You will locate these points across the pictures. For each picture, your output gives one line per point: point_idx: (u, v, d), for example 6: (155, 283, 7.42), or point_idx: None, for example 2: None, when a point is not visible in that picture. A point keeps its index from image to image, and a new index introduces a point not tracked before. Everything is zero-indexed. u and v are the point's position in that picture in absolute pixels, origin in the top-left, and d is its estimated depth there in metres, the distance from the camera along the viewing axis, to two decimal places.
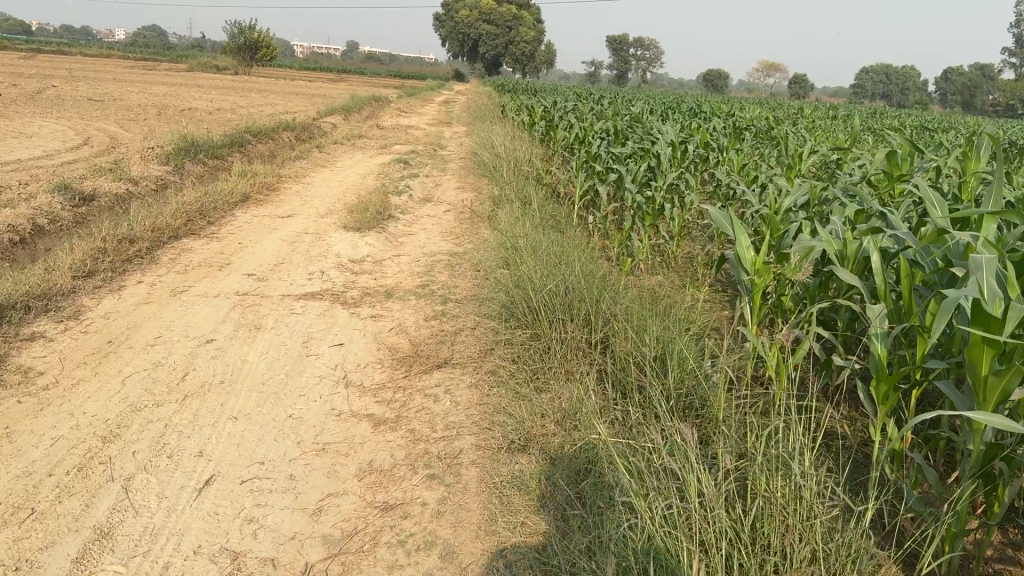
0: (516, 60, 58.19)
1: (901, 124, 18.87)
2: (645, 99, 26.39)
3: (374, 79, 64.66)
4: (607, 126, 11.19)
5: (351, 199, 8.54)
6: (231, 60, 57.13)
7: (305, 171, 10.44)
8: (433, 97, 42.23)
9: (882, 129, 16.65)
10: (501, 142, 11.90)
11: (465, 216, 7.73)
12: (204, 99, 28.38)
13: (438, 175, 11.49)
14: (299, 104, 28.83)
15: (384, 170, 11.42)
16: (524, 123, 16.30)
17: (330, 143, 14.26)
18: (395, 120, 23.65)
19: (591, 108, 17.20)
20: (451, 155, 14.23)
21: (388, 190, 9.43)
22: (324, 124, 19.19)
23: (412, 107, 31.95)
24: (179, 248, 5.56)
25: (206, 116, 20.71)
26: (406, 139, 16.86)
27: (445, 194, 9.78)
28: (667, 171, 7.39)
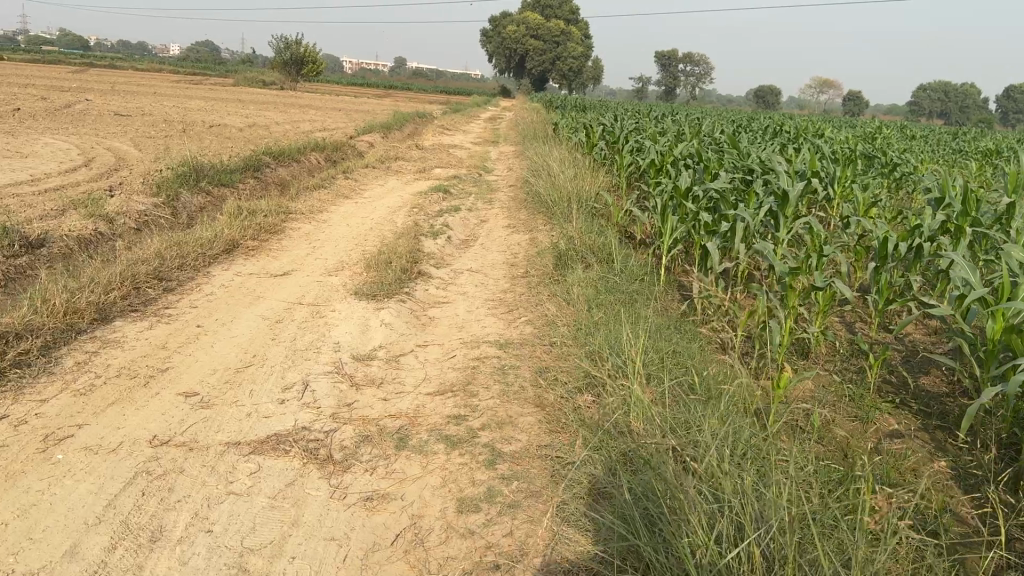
0: (564, 77, 56.62)
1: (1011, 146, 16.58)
2: (706, 117, 24.48)
3: (419, 95, 63.61)
4: (689, 150, 9.27)
5: (373, 246, 6.72)
6: (277, 74, 56.40)
7: (324, 204, 8.69)
8: (479, 114, 40.83)
9: (994, 155, 14.45)
10: (559, 168, 9.98)
11: (520, 276, 5.85)
12: (240, 114, 27.18)
13: (483, 208, 9.62)
14: (338, 120, 27.37)
15: (420, 202, 9.61)
16: (581, 144, 14.43)
17: (360, 166, 12.54)
18: (437, 139, 22.00)
19: (656, 128, 15.28)
20: (499, 181, 12.37)
21: (422, 232, 7.59)
22: (360, 143, 17.56)
23: (456, 124, 30.41)
24: (99, 343, 3.75)
25: (235, 133, 19.25)
26: (449, 161, 15.05)
27: (493, 237, 7.91)
28: (794, 219, 5.43)
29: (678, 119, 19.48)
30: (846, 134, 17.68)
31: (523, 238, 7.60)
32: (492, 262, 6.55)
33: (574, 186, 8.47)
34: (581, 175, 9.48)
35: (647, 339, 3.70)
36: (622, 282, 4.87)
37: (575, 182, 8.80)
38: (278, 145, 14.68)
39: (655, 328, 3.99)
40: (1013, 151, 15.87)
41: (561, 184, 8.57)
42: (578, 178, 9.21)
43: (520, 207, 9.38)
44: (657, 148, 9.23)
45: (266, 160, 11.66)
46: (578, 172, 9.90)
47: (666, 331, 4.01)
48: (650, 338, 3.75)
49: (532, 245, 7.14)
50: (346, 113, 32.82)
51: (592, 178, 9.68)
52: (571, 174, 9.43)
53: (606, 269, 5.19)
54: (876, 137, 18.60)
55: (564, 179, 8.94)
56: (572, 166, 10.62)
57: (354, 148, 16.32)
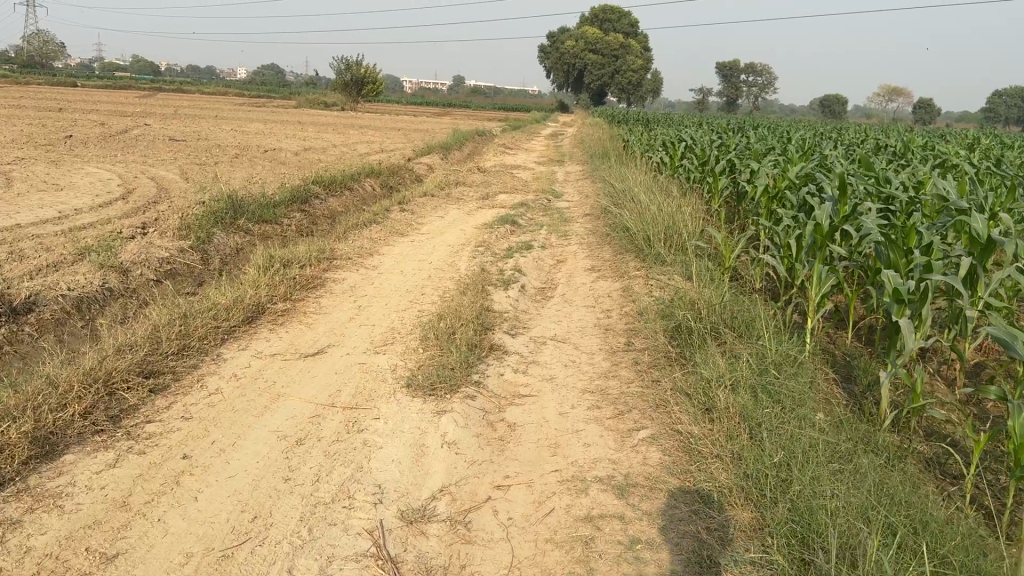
0: (624, 91, 55.33)
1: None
2: (785, 130, 22.84)
3: (476, 113, 62.96)
4: (807, 172, 7.83)
5: (432, 304, 5.42)
6: (337, 95, 56.29)
7: (376, 243, 7.47)
8: (539, 131, 39.77)
9: None
10: (646, 194, 8.58)
11: (623, 352, 4.47)
12: (298, 137, 26.52)
13: (557, 244, 8.29)
14: (396, 140, 26.50)
15: (486, 238, 8.31)
16: (661, 163, 13.01)
17: (418, 193, 11.36)
18: (499, 159, 20.83)
19: (743, 143, 13.78)
20: (572, 209, 11.01)
21: (492, 281, 6.28)
22: (418, 165, 16.47)
23: (517, 141, 29.27)
24: (24, 512, 2.52)
25: (288, 157, 18.37)
26: (513, 185, 13.74)
27: (574, 285, 6.54)
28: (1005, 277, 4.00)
29: (762, 134, 17.84)
30: (955, 147, 15.79)
31: (614, 288, 6.22)
32: (581, 325, 5.19)
33: (671, 218, 7.09)
34: (676, 203, 8.06)
35: (870, 514, 2.30)
36: (787, 377, 3.46)
37: (671, 211, 7.40)
38: (330, 171, 13.64)
39: (864, 480, 2.58)
40: None
41: (655, 215, 7.17)
42: (675, 207, 7.78)
43: (602, 243, 8.01)
44: (768, 171, 7.81)
45: (315, 189, 10.55)
46: (671, 199, 8.49)
47: (879, 484, 2.60)
48: (872, 508, 2.34)
49: (627, 299, 5.76)
50: (405, 133, 32.03)
51: (687, 206, 8.25)
52: (665, 202, 8.02)
53: (751, 351, 3.79)
54: (987, 150, 16.63)
55: (658, 207, 7.53)
56: (661, 191, 9.20)
57: (411, 173, 15.17)
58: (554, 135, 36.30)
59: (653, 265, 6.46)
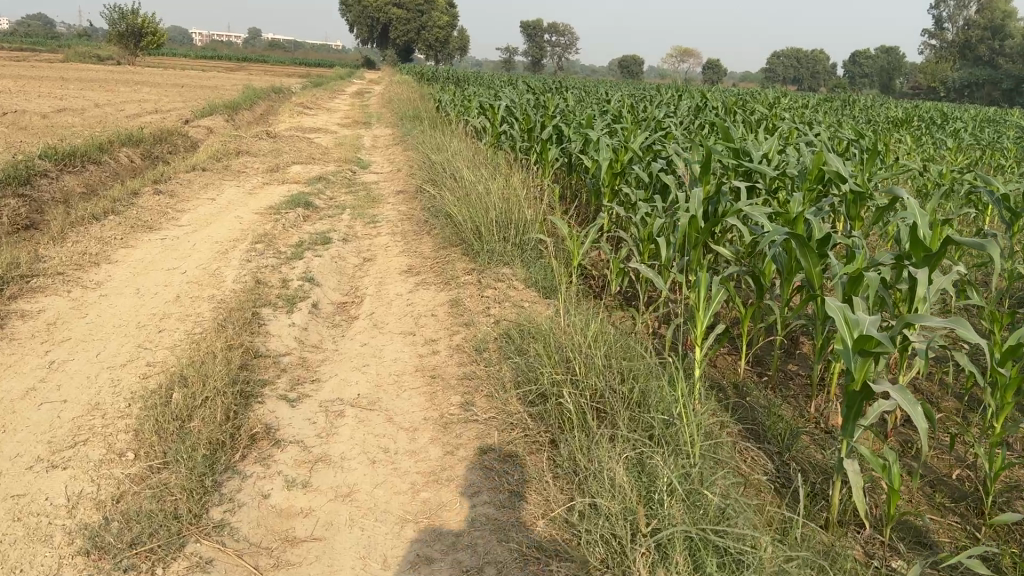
0: (431, 48, 53.46)
1: (931, 127, 15.23)
2: (598, 90, 22.26)
3: (272, 68, 58.76)
4: (655, 142, 6.74)
5: (172, 352, 3.68)
6: (112, 48, 50.25)
7: (111, 245, 5.51)
8: (341, 89, 37.22)
9: (938, 140, 12.79)
10: (470, 171, 7.14)
11: (459, 428, 3.00)
12: (51, 95, 22.72)
13: (362, 234, 6.66)
14: (174, 100, 23.37)
15: (269, 230, 6.52)
16: (480, 128, 11.63)
17: (189, 167, 9.26)
18: (296, 121, 18.62)
19: (565, 107, 12.67)
20: (380, 185, 9.37)
21: (271, 301, 4.59)
22: (195, 131, 14.06)
23: (316, 100, 26.85)
24: None
25: (31, 122, 15.22)
26: (310, 153, 11.82)
27: (384, 297, 4.98)
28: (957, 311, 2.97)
29: (578, 95, 16.89)
30: (768, 109, 15.58)
31: (437, 302, 4.72)
32: (395, 371, 3.68)
33: (503, 204, 5.73)
34: (505, 182, 6.69)
35: None
36: (727, 495, 2.17)
37: (503, 193, 6.02)
38: (77, 141, 11.09)
39: None
40: (953, 129, 14.16)
41: (483, 200, 5.73)
42: (504, 187, 6.40)
43: (418, 233, 6.47)
44: (612, 142, 6.65)
45: (42, 165, 8.19)
46: (499, 178, 7.10)
47: None
48: None
49: (456, 321, 4.29)
50: (187, 91, 28.64)
51: (518, 185, 6.91)
52: (492, 181, 6.62)
53: (655, 439, 2.47)
54: (795, 111, 16.61)
55: (486, 191, 6.12)
56: (485, 165, 7.78)
57: (187, 143, 12.80)
58: (361, 95, 34.03)
59: (485, 270, 5.08)
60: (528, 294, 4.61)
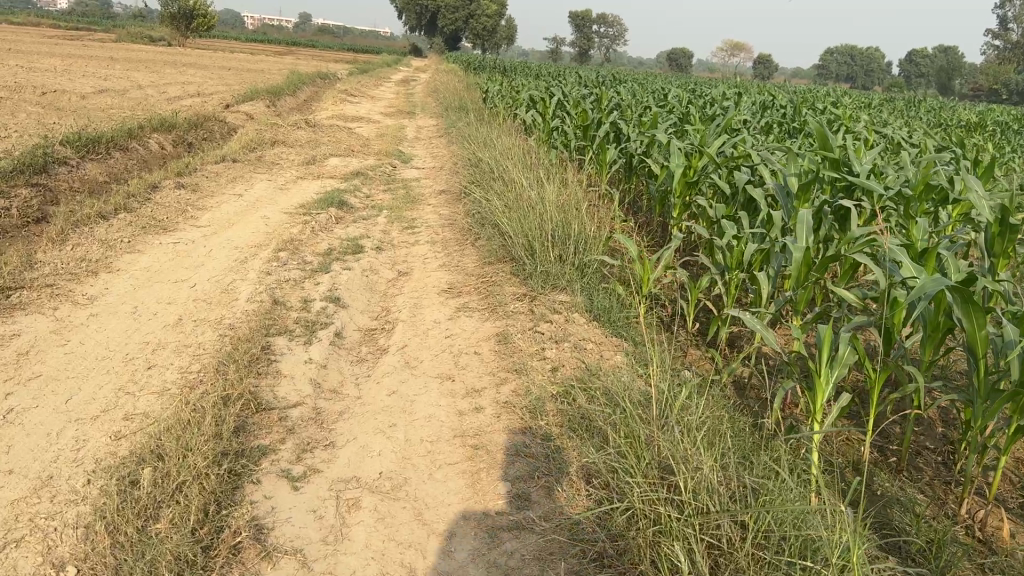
0: (479, 37, 52.76)
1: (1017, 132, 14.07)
2: (652, 84, 21.34)
3: (319, 53, 58.61)
4: (735, 147, 5.94)
5: (158, 400, 3.01)
6: (162, 29, 50.51)
7: (116, 248, 4.89)
8: (386, 76, 36.74)
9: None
10: (521, 173, 6.40)
11: (511, 538, 2.26)
12: (94, 75, 22.54)
13: (398, 241, 5.95)
14: (217, 83, 23.01)
15: (296, 234, 5.84)
16: (530, 122, 10.88)
17: (219, 156, 8.66)
18: (338, 109, 18.05)
19: (622, 101, 11.85)
20: (422, 182, 8.67)
21: (286, 328, 3.90)
22: (233, 117, 13.53)
23: (361, 86, 26.35)
24: None
25: (68, 102, 14.86)
26: (349, 144, 11.17)
27: (419, 324, 4.27)
28: None
29: (632, 89, 16.02)
30: (836, 109, 14.55)
31: (481, 335, 3.99)
32: (428, 435, 2.95)
33: (561, 219, 4.98)
34: (562, 190, 5.94)
35: None
36: None
37: (560, 204, 5.27)
38: (107, 125, 10.58)
39: None
40: None
41: (539, 213, 4.99)
42: (561, 197, 5.64)
43: (460, 243, 5.75)
44: (687, 145, 5.86)
45: (62, 150, 7.65)
46: (555, 184, 6.35)
47: None
48: None
49: (506, 365, 3.55)
50: (231, 75, 28.35)
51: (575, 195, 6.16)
52: (547, 187, 5.87)
53: None
54: (864, 111, 15.55)
55: (541, 199, 5.37)
56: (538, 167, 7.03)
57: (223, 129, 12.26)
58: (406, 83, 33.47)
59: (541, 296, 4.33)
60: (591, 331, 3.85)
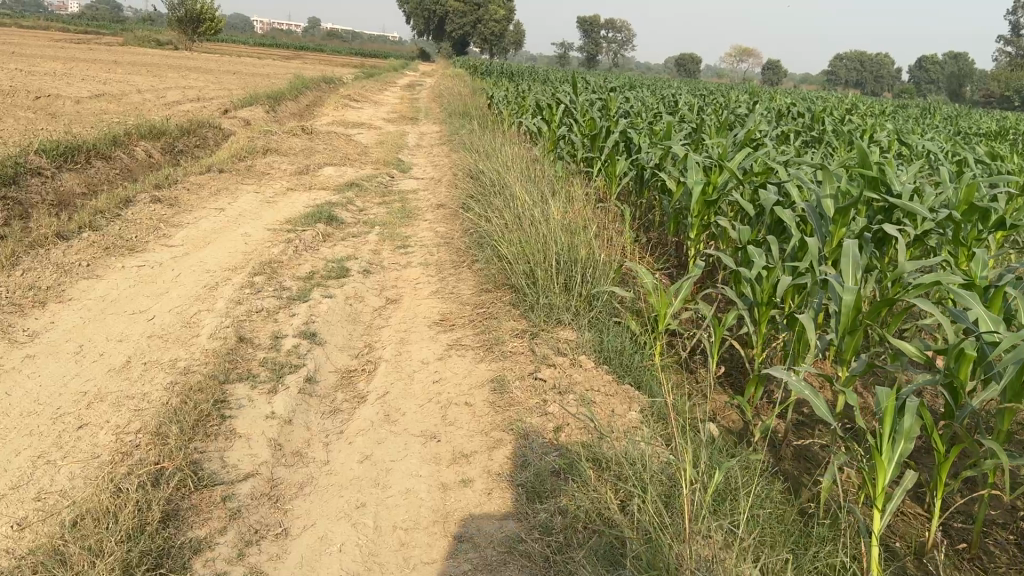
0: (486, 42, 52.36)
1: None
2: (662, 89, 20.83)
3: (325, 57, 58.29)
4: (757, 161, 5.42)
5: (81, 473, 2.52)
6: (168, 33, 50.28)
7: (72, 272, 4.41)
8: (393, 80, 36.35)
9: None
10: (523, 188, 5.90)
11: None
12: (93, 79, 22.15)
13: (389, 263, 5.44)
14: (219, 87, 22.60)
15: (277, 254, 5.35)
16: (536, 130, 10.38)
17: (205, 166, 8.18)
18: (339, 114, 17.59)
19: (631, 108, 11.35)
20: (420, 194, 8.17)
21: (250, 373, 3.39)
22: (228, 123, 13.06)
23: (365, 91, 25.91)
24: None
25: (61, 107, 14.44)
26: (346, 152, 10.68)
27: (405, 364, 3.76)
28: None
29: (642, 96, 15.48)
30: (854, 117, 13.98)
31: (474, 381, 3.48)
32: (403, 519, 2.44)
33: (568, 244, 4.49)
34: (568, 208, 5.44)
35: None
36: None
37: (566, 226, 4.76)
38: (94, 132, 10.12)
39: None
40: None
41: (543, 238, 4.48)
42: (567, 217, 5.14)
43: (457, 267, 5.25)
44: (705, 159, 5.34)
45: (36, 158, 7.18)
46: (561, 202, 5.86)
47: None
48: None
49: (500, 421, 3.04)
50: (234, 78, 27.95)
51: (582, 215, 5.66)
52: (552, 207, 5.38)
53: None
54: (882, 119, 15.00)
55: (545, 221, 4.88)
56: (544, 181, 6.53)
57: (217, 136, 11.79)
58: (411, 87, 33.03)
59: (544, 333, 3.83)
60: (600, 377, 3.34)
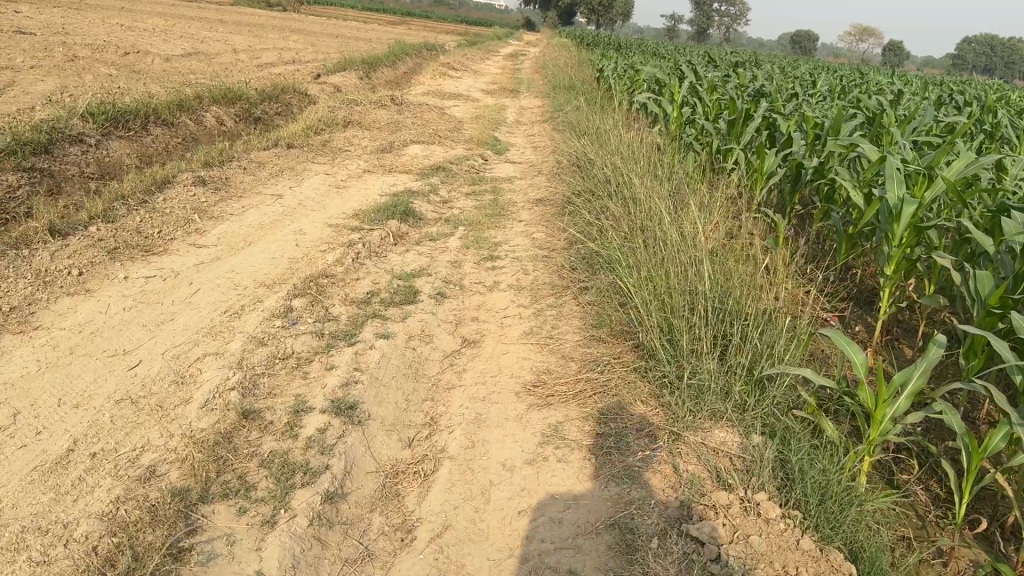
0: (593, 12, 50.51)
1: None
2: (787, 67, 18.93)
3: (429, 24, 57.55)
4: (981, 172, 3.97)
5: None
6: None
7: (54, 288, 3.39)
8: (494, 49, 35.22)
9: None
10: (648, 193, 4.59)
11: None
12: (191, 38, 21.74)
13: (471, 282, 4.23)
14: (315, 51, 21.88)
15: (330, 263, 4.21)
16: (653, 110, 8.99)
17: (273, 139, 7.15)
18: (435, 84, 16.51)
19: (765, 89, 9.80)
20: (516, 184, 6.95)
21: (241, 484, 2.23)
22: (315, 91, 12.12)
23: (465, 59, 24.82)
24: None
25: (147, 66, 13.80)
26: (436, 128, 9.53)
27: (478, 464, 2.54)
28: None
29: (770, 74, 13.70)
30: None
31: (579, 517, 2.24)
32: None
33: (720, 289, 3.16)
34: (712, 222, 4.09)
35: None
36: None
37: (715, 260, 3.43)
38: (166, 95, 9.28)
39: None
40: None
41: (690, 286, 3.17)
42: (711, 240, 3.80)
43: (557, 296, 3.99)
44: (908, 168, 3.93)
45: (82, 123, 6.30)
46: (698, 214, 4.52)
47: None
48: None
49: None
50: (332, 42, 27.32)
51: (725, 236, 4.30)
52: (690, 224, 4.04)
53: None
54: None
55: (684, 246, 3.56)
56: (673, 181, 5.18)
57: (299, 104, 10.85)
58: (514, 56, 31.69)
59: (688, 430, 2.55)
60: (791, 538, 2.04)
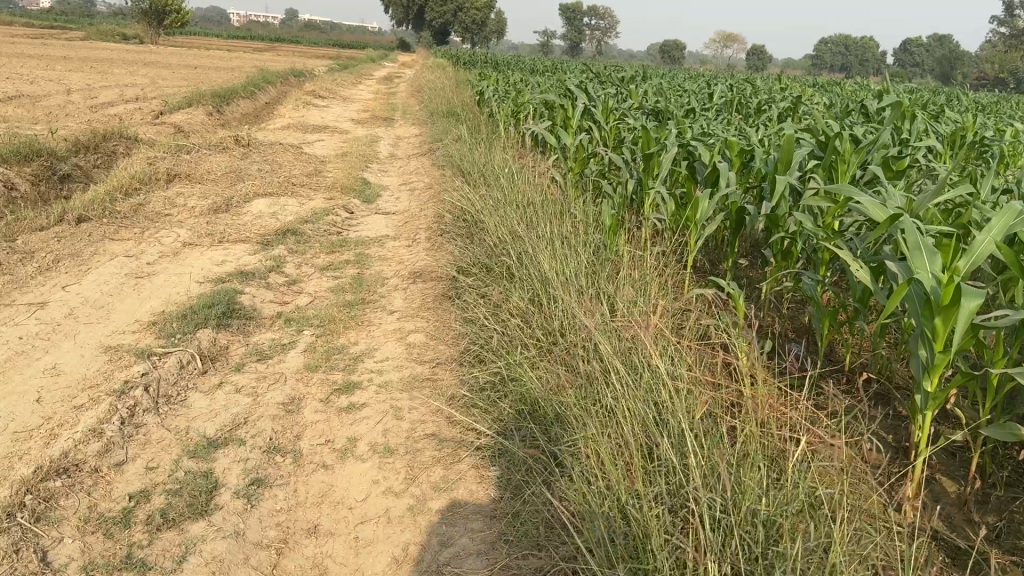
0: (467, 30, 49.67)
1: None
2: (672, 78, 18.24)
3: (298, 49, 55.35)
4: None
5: None
6: (131, 29, 47.34)
7: None
8: (369, 71, 33.70)
9: None
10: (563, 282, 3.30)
11: None
12: (20, 77, 19.35)
13: (308, 439, 2.77)
14: (167, 85, 19.88)
15: (81, 438, 2.69)
16: (546, 137, 7.75)
17: (62, 210, 5.50)
18: (300, 115, 14.87)
19: (668, 106, 8.74)
20: (387, 245, 5.52)
21: None
22: (151, 134, 10.35)
23: (336, 85, 23.21)
24: None
25: None
26: (293, 172, 7.99)
27: None
28: None
29: (662, 88, 12.80)
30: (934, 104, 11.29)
31: None
32: None
33: (716, 497, 1.87)
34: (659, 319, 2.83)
35: None
36: None
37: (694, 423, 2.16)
38: None
39: None
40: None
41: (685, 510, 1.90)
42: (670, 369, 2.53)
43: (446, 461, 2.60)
44: (931, 230, 2.79)
45: None
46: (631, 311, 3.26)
47: None
48: None
49: None
50: (190, 74, 25.19)
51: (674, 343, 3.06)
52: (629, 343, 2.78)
53: None
54: (953, 108, 12.44)
55: (638, 402, 2.28)
56: (588, 252, 3.90)
57: (124, 153, 9.07)
58: (389, 80, 30.15)
59: None
60: None
